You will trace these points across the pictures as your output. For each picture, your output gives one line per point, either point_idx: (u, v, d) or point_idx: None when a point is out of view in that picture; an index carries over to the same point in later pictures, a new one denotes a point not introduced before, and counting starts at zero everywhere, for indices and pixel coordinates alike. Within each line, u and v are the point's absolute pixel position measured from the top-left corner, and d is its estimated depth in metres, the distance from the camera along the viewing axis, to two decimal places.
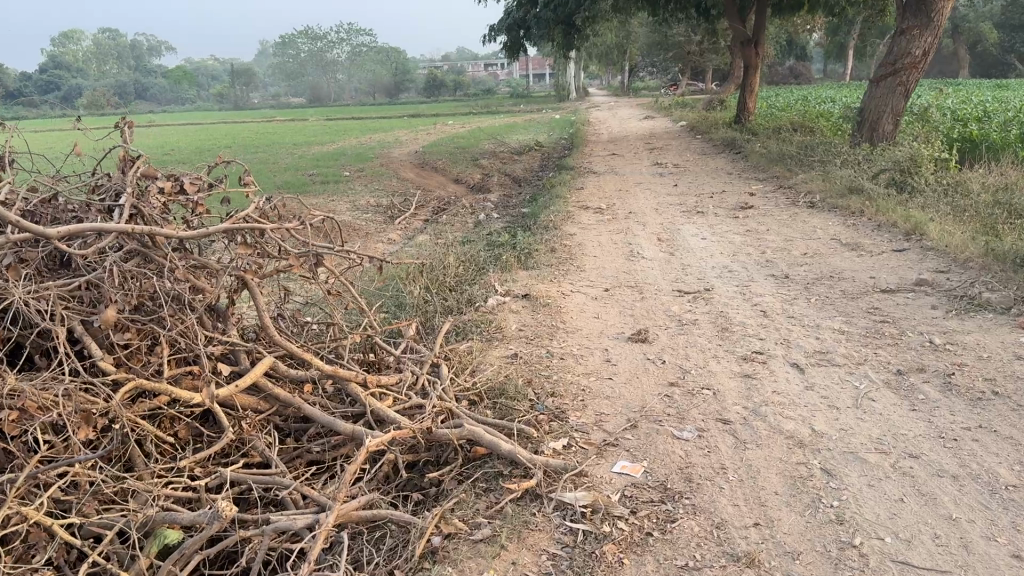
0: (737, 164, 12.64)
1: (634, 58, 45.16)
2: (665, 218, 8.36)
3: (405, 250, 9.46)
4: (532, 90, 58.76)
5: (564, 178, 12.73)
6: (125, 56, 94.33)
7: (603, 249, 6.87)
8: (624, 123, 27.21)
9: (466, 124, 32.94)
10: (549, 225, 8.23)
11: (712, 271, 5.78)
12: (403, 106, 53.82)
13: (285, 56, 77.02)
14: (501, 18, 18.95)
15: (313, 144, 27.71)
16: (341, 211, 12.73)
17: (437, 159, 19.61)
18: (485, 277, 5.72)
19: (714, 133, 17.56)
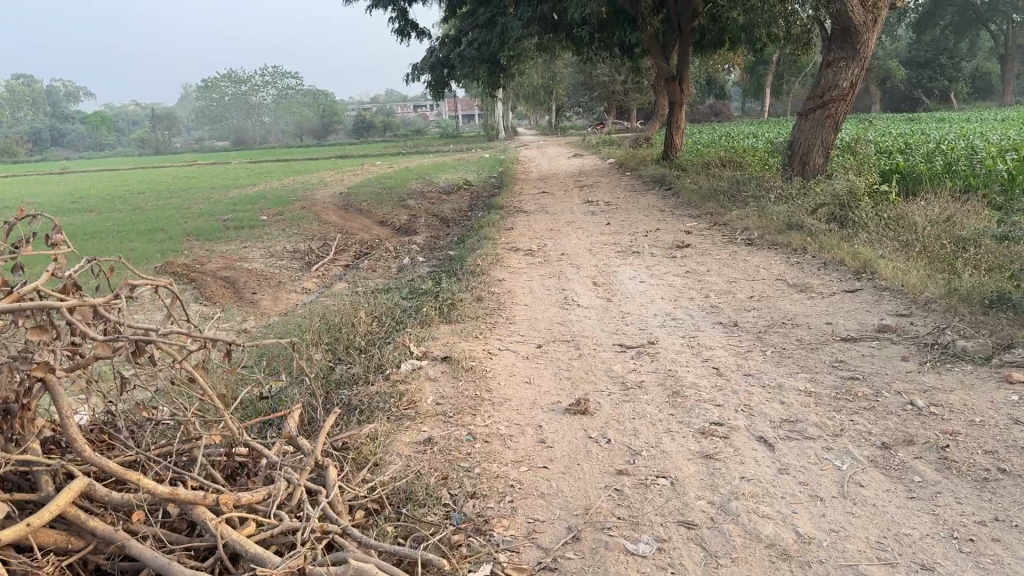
0: (669, 200, 12.26)
1: (561, 98, 45.39)
2: (600, 259, 7.79)
3: (318, 301, 8.65)
4: (460, 130, 58.59)
5: (492, 218, 12.13)
6: (39, 103, 91.32)
7: (533, 297, 6.23)
8: (553, 161, 26.92)
9: (393, 164, 32.27)
10: (474, 270, 7.57)
11: (655, 321, 5.19)
12: (330, 148, 52.88)
13: (206, 99, 75.26)
14: (424, 56, 18.45)
15: (232, 188, 26.59)
16: (253, 259, 11.80)
17: (361, 201, 18.82)
18: (399, 335, 4.99)
19: (644, 170, 17.30)
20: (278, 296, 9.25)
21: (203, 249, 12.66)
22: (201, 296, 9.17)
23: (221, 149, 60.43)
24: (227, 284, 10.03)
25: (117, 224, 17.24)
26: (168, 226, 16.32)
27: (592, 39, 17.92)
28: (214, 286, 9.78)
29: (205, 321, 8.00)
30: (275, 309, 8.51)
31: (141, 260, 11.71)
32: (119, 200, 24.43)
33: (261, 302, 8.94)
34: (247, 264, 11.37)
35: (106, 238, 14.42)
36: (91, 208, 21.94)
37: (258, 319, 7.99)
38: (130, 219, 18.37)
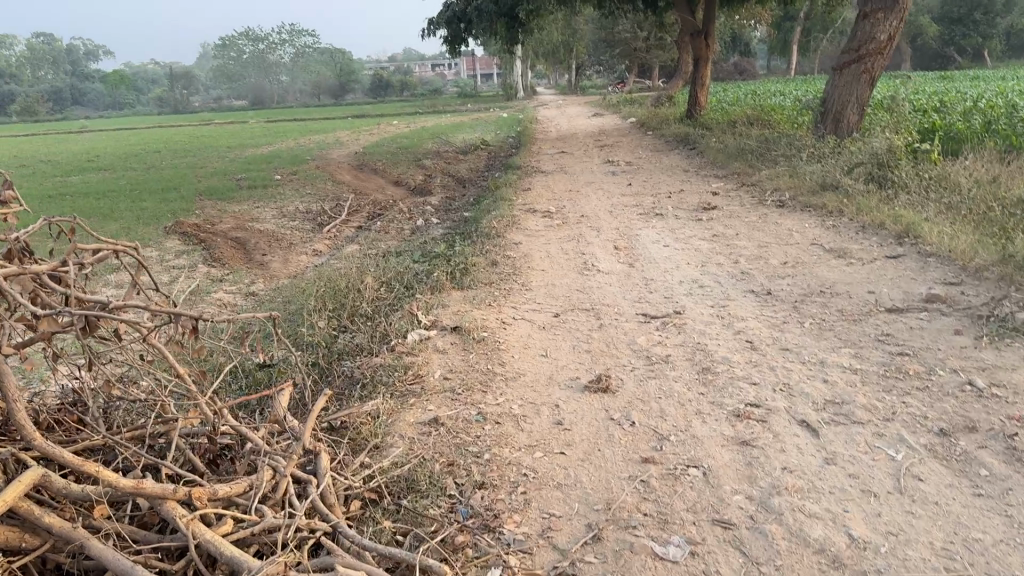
0: (693, 160, 11.82)
1: (581, 56, 44.48)
2: (622, 222, 7.42)
3: (330, 263, 8.37)
4: (479, 89, 57.82)
5: (509, 178, 11.76)
6: (58, 62, 91.19)
7: (551, 261, 5.89)
8: (573, 120, 26.35)
9: (410, 123, 31.80)
10: (490, 232, 7.24)
11: (681, 289, 4.84)
12: (347, 107, 52.37)
13: (223, 57, 74.68)
14: (440, 10, 17.90)
15: (247, 147, 26.27)
16: (265, 219, 11.53)
17: (376, 160, 18.47)
18: (408, 302, 4.70)
19: (666, 129, 16.79)
20: (288, 258, 8.98)
21: (215, 209, 12.42)
22: (211, 258, 8.93)
23: (238, 108, 60.05)
24: (237, 246, 9.78)
25: (130, 183, 17.04)
26: (180, 185, 16.08)
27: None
28: (224, 247, 9.52)
29: (213, 283, 7.75)
30: (285, 271, 8.25)
31: (151, 220, 11.48)
32: (134, 159, 24.21)
33: (271, 263, 8.68)
34: (258, 225, 11.10)
35: (118, 198, 14.21)
36: (105, 167, 21.73)
37: (267, 282, 7.73)
38: (143, 177, 18.16)
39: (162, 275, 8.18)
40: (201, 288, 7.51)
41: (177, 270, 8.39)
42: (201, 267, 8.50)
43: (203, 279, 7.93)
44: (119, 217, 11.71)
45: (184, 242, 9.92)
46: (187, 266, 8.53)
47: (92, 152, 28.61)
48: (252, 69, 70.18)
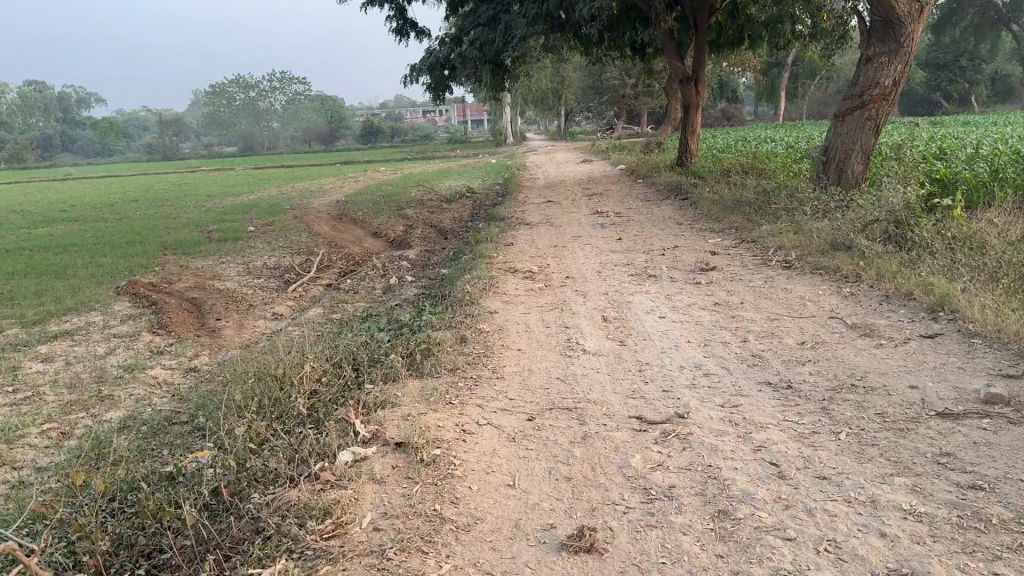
0: (687, 212, 11.14)
1: (570, 102, 44.30)
2: (611, 285, 6.64)
3: (288, 330, 7.54)
4: (467, 135, 57.66)
5: (490, 231, 11.01)
6: (48, 110, 91.15)
7: (530, 337, 5.08)
8: (561, 167, 25.83)
9: (397, 170, 31.27)
10: (462, 298, 6.46)
11: (683, 378, 4.04)
12: (335, 154, 52.00)
13: (213, 104, 74.61)
14: (423, 56, 17.32)
15: (227, 195, 25.53)
16: (227, 276, 10.70)
17: (357, 210, 17.73)
18: (355, 400, 3.87)
19: (657, 176, 16.15)
20: (245, 322, 8.13)
21: (177, 266, 11.58)
22: (158, 324, 8.07)
23: (226, 154, 59.61)
24: (192, 309, 8.93)
25: (95, 235, 16.20)
26: (148, 237, 15.25)
27: (602, 39, 16.79)
28: (175, 311, 8.67)
29: (153, 356, 6.88)
30: (237, 340, 7.40)
31: (105, 278, 10.62)
32: (109, 208, 23.39)
33: (224, 330, 7.82)
34: (218, 283, 10.27)
35: (77, 252, 13.36)
36: (74, 217, 20.90)
37: (214, 354, 6.88)
38: (111, 229, 17.33)
39: (98, 345, 7.31)
40: (138, 363, 6.65)
41: (117, 339, 7.52)
42: (145, 336, 7.64)
43: (143, 351, 7.06)
44: (71, 275, 10.87)
45: (133, 305, 9.06)
46: (130, 335, 7.66)
47: (67, 200, 27.79)
48: (241, 116, 70.01)
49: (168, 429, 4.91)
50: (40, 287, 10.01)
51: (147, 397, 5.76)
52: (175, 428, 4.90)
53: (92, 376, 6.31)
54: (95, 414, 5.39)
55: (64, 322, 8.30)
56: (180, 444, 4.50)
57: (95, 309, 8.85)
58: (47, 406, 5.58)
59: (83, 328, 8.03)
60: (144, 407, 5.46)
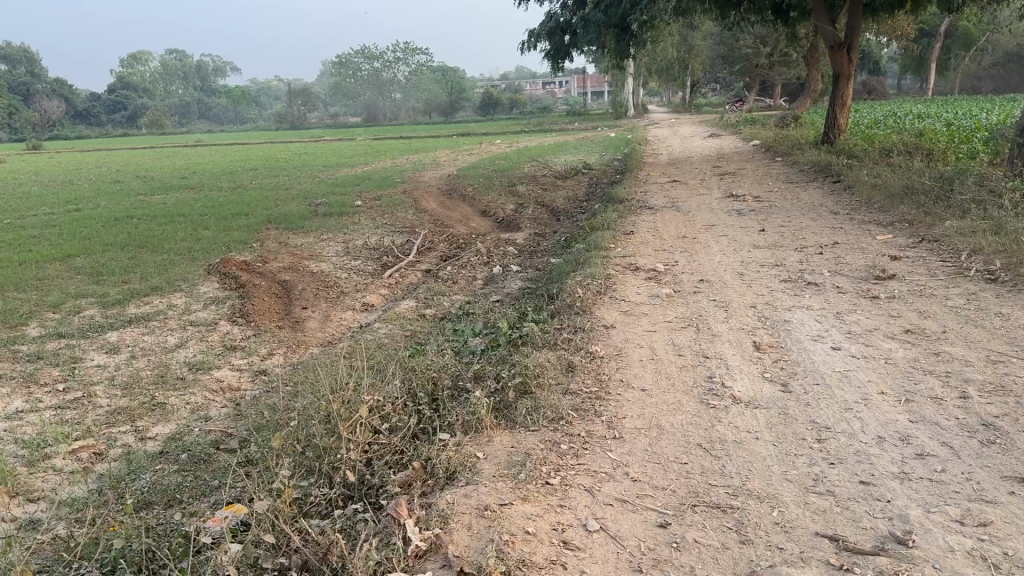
0: (841, 199, 9.59)
1: (696, 73, 42.04)
2: (758, 294, 5.36)
3: (375, 326, 6.65)
4: (588, 107, 56.11)
5: (609, 215, 9.82)
6: (188, 80, 95.75)
7: (658, 367, 3.91)
8: (687, 142, 24.14)
9: (513, 142, 30.33)
10: (574, 304, 5.35)
11: (886, 463, 2.82)
12: (454, 125, 51.73)
13: (337, 74, 75.86)
14: (542, 22, 16.12)
15: (342, 166, 25.32)
16: (325, 256, 9.99)
17: (468, 185, 16.87)
18: (421, 474, 2.87)
19: (799, 155, 14.42)
20: (331, 313, 7.32)
21: (275, 242, 11.00)
22: (239, 311, 7.37)
23: (348, 125, 60.47)
24: (279, 294, 8.21)
25: (206, 204, 16.03)
26: (256, 209, 14.91)
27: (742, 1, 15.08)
28: (261, 295, 7.97)
29: (224, 352, 6.14)
30: (319, 336, 6.57)
31: (200, 254, 10.14)
32: (228, 176, 23.53)
33: (307, 322, 7.02)
34: (312, 264, 9.56)
35: (182, 223, 13.07)
36: (193, 185, 21.07)
37: (290, 352, 6.06)
38: (223, 199, 17.17)
39: (171, 335, 6.65)
40: (205, 360, 5.91)
41: (193, 329, 6.84)
42: (223, 325, 6.93)
43: (216, 345, 6.34)
44: (168, 250, 10.46)
45: (220, 287, 8.44)
46: (207, 323, 6.98)
47: (192, 167, 28.34)
48: (364, 86, 70.87)
49: (212, 459, 4.07)
50: (134, 262, 9.59)
51: (205, 408, 4.98)
52: (219, 458, 4.07)
53: (153, 376, 5.61)
54: (141, 428, 4.64)
55: (146, 305, 7.74)
56: (217, 488, 3.65)
57: (181, 291, 8.27)
58: (94, 415, 4.87)
59: (163, 313, 7.43)
60: (197, 425, 4.67)
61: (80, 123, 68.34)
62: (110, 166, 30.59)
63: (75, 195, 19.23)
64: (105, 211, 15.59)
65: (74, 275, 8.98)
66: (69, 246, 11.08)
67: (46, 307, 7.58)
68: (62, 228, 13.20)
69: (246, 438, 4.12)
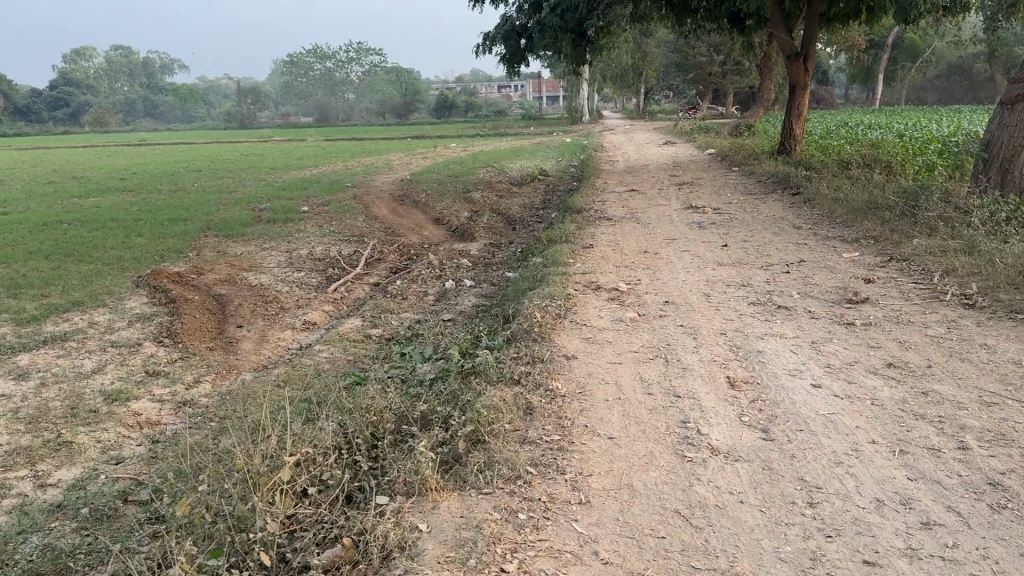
0: (802, 212, 9.39)
1: (651, 80, 42.11)
2: (727, 319, 5.03)
3: (315, 349, 6.15)
4: (543, 111, 56.00)
5: (566, 226, 9.45)
6: (134, 76, 93.33)
7: (627, 408, 3.53)
8: (643, 149, 24.01)
9: (468, 147, 29.89)
10: (532, 329, 4.94)
11: (889, 536, 2.47)
12: (408, 127, 51.12)
13: (289, 74, 74.55)
14: (498, 25, 15.73)
15: (292, 169, 24.61)
16: (267, 267, 9.45)
17: (421, 191, 16.40)
18: (358, 558, 2.44)
19: (756, 164, 14.27)
20: (268, 332, 6.80)
21: (214, 251, 10.39)
22: (167, 330, 6.80)
23: (300, 125, 59.38)
24: (214, 311, 7.65)
25: (144, 209, 15.28)
26: (197, 214, 14.23)
27: (700, 8, 14.89)
28: (194, 312, 7.41)
29: (147, 379, 5.60)
30: (253, 360, 6.05)
31: (131, 264, 9.51)
32: (170, 178, 22.65)
33: (241, 343, 6.50)
34: (252, 276, 9.00)
35: (116, 230, 12.36)
36: (133, 187, 20.21)
37: (220, 379, 5.55)
38: (163, 203, 16.42)
39: (88, 359, 6.08)
40: (124, 389, 5.35)
41: (114, 351, 6.26)
42: (147, 347, 6.37)
43: (138, 371, 5.78)
44: (97, 260, 9.79)
45: (150, 302, 7.85)
46: (130, 345, 6.41)
47: (133, 167, 27.32)
48: (317, 86, 69.74)
49: (120, 513, 3.58)
50: (57, 274, 8.92)
51: (118, 447, 4.44)
52: (127, 513, 3.58)
53: (62, 408, 5.04)
54: (41, 473, 4.09)
55: (65, 323, 7.11)
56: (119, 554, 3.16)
57: (105, 307, 7.66)
58: None
59: (83, 333, 6.83)
60: (107, 468, 4.15)
61: (20, 119, 65.94)
62: (47, 165, 29.38)
63: (4, 197, 18.26)
64: (34, 214, 14.75)
65: None
66: None
67: None
68: None
69: (159, 489, 3.64)
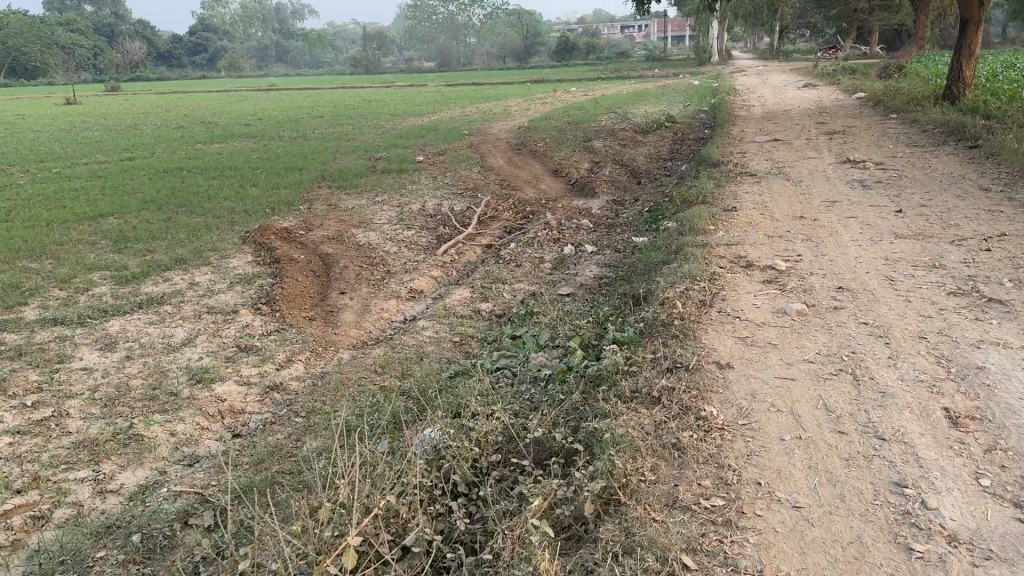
0: (986, 168, 7.94)
1: (788, 17, 39.11)
2: (924, 316, 3.96)
3: (418, 324, 5.44)
4: (668, 51, 53.42)
5: (702, 183, 8.35)
6: (265, 21, 95.88)
7: (813, 453, 2.63)
8: (780, 92, 22.12)
9: (590, 91, 28.61)
10: (673, 322, 4.04)
11: None
12: (528, 71, 49.94)
13: (410, 17, 74.35)
14: None
15: (409, 115, 24.20)
16: (376, 223, 8.89)
17: (539, 138, 15.52)
18: None
19: (919, 111, 12.51)
20: (371, 300, 6.13)
21: (323, 204, 9.90)
22: (265, 295, 6.27)
23: (421, 70, 59.22)
24: (318, 274, 7.08)
25: (262, 156, 15.11)
26: (312, 163, 13.89)
27: None
28: (295, 273, 6.90)
29: (236, 354, 5.08)
30: (351, 336, 5.39)
31: (239, 217, 9.14)
32: (291, 124, 22.64)
33: (342, 313, 5.92)
34: (360, 233, 8.41)
35: (231, 179, 12.13)
36: (255, 133, 20.24)
37: (313, 359, 4.96)
38: (281, 150, 16.24)
39: (179, 327, 5.62)
40: (210, 367, 4.82)
41: (207, 319, 5.78)
42: (243, 314, 5.87)
43: (228, 345, 5.24)
44: (207, 212, 9.47)
45: (252, 262, 7.37)
46: (225, 311, 5.90)
47: (257, 113, 27.61)
48: (438, 30, 69.31)
49: (177, 541, 3.01)
50: (165, 227, 8.63)
51: (193, 444, 3.92)
52: (184, 541, 3.01)
53: (143, 388, 4.56)
54: (103, 475, 3.60)
55: (163, 283, 6.72)
56: None
57: (207, 266, 7.23)
58: (52, 449, 3.84)
59: (180, 295, 6.39)
60: (174, 476, 3.63)
61: (161, 64, 68.83)
62: (179, 110, 30.24)
63: (134, 142, 18.57)
64: (157, 161, 14.82)
65: (98, 241, 8.07)
66: (107, 202, 10.23)
67: (51, 282, 6.66)
68: (108, 181, 12.43)
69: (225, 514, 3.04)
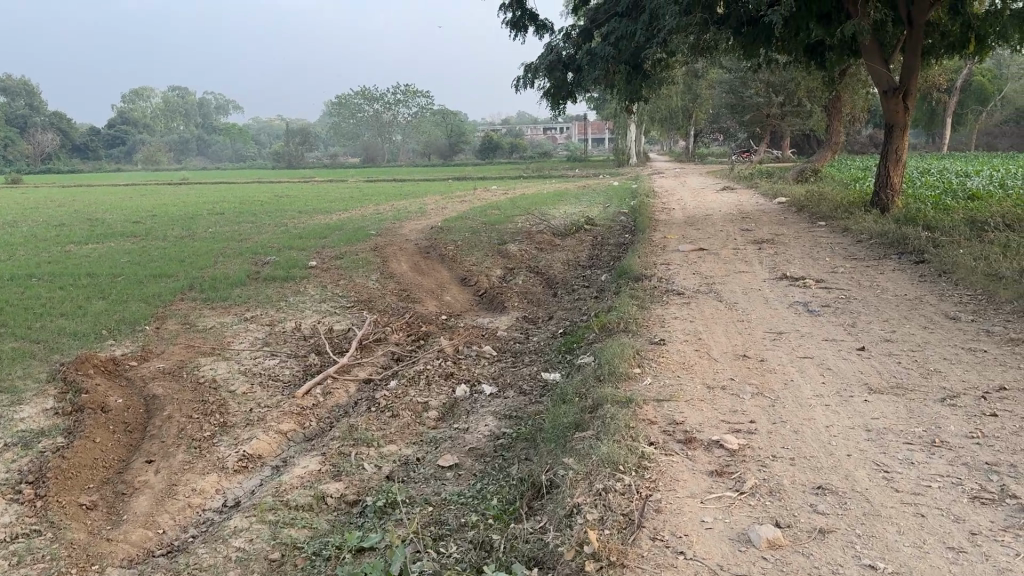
0: (941, 289, 6.97)
1: (704, 121, 39.92)
2: (961, 555, 2.60)
3: (230, 520, 3.86)
4: (589, 153, 54.06)
5: (623, 303, 7.09)
6: (185, 114, 94.42)
7: None
8: (700, 194, 21.76)
9: (511, 189, 27.92)
10: (584, 567, 2.62)
11: None
12: (451, 169, 49.56)
13: (333, 114, 73.86)
14: (541, 54, 13.31)
15: (317, 212, 22.80)
16: (233, 348, 7.30)
17: (450, 240, 14.30)
18: None
19: (849, 219, 11.82)
20: (181, 477, 4.50)
21: (176, 323, 8.22)
22: (38, 469, 4.59)
23: (342, 166, 58.33)
24: (129, 430, 5.39)
25: (135, 259, 13.35)
26: (188, 267, 12.24)
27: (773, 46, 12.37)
28: (97, 429, 5.23)
29: None
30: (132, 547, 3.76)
31: (62, 343, 7.40)
32: (187, 221, 20.97)
33: (133, 500, 4.28)
34: (207, 362, 6.77)
35: (83, 288, 10.37)
36: (141, 231, 18.44)
37: None
38: (160, 251, 14.50)
39: None
40: None
41: None
42: None
43: None
44: (25, 336, 7.68)
45: (49, 412, 5.64)
46: None
47: (156, 208, 25.75)
48: (362, 127, 69.06)
49: None
50: None
51: None
52: None
53: None
54: None
55: None
56: None
57: None
58: None
59: None
60: None
61: (75, 155, 66.16)
62: (74, 204, 28.08)
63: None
64: (10, 265, 12.87)
65: None
66: None
67: None
68: None
69: None
